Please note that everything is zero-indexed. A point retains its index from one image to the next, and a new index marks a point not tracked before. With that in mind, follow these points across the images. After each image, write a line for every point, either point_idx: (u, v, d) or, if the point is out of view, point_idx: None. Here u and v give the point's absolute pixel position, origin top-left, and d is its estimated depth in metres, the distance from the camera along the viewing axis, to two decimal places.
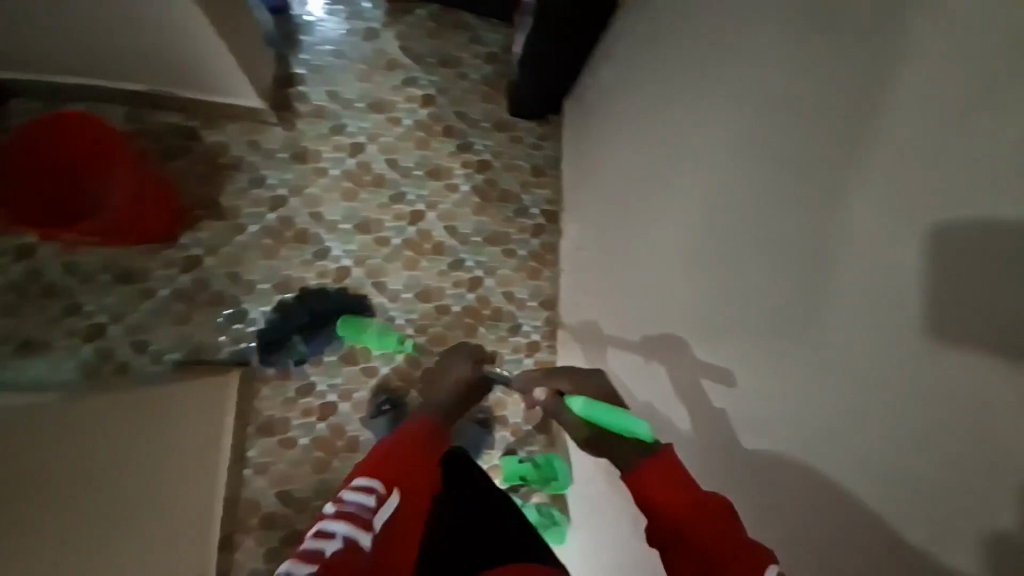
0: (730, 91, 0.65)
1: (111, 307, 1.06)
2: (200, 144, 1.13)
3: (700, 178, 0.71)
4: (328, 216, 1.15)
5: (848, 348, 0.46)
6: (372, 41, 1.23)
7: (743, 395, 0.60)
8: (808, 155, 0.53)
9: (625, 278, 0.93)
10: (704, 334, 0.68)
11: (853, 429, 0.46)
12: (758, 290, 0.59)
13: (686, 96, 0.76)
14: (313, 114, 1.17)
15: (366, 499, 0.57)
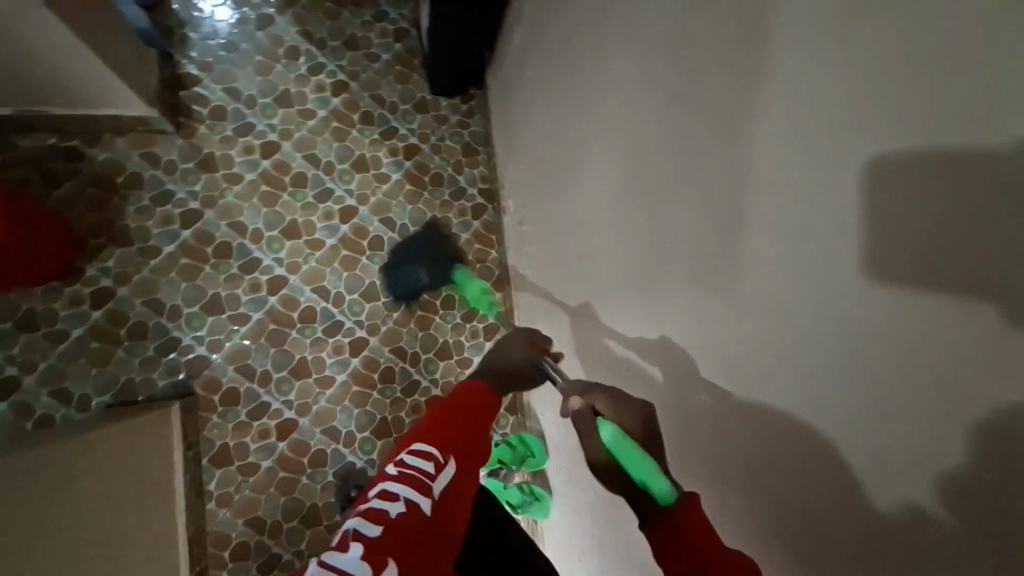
0: (644, 40, 0.65)
1: (16, 358, 0.95)
2: (91, 163, 1.01)
3: (626, 131, 0.71)
4: (251, 226, 1.07)
5: (799, 295, 0.46)
6: (266, 28, 1.13)
7: (715, 356, 0.58)
8: (729, 108, 0.52)
9: (581, 251, 0.88)
10: (663, 295, 0.67)
11: (790, 352, 0.48)
12: (710, 247, 0.57)
13: (602, 49, 0.75)
14: (212, 116, 1.07)
15: (424, 463, 0.56)
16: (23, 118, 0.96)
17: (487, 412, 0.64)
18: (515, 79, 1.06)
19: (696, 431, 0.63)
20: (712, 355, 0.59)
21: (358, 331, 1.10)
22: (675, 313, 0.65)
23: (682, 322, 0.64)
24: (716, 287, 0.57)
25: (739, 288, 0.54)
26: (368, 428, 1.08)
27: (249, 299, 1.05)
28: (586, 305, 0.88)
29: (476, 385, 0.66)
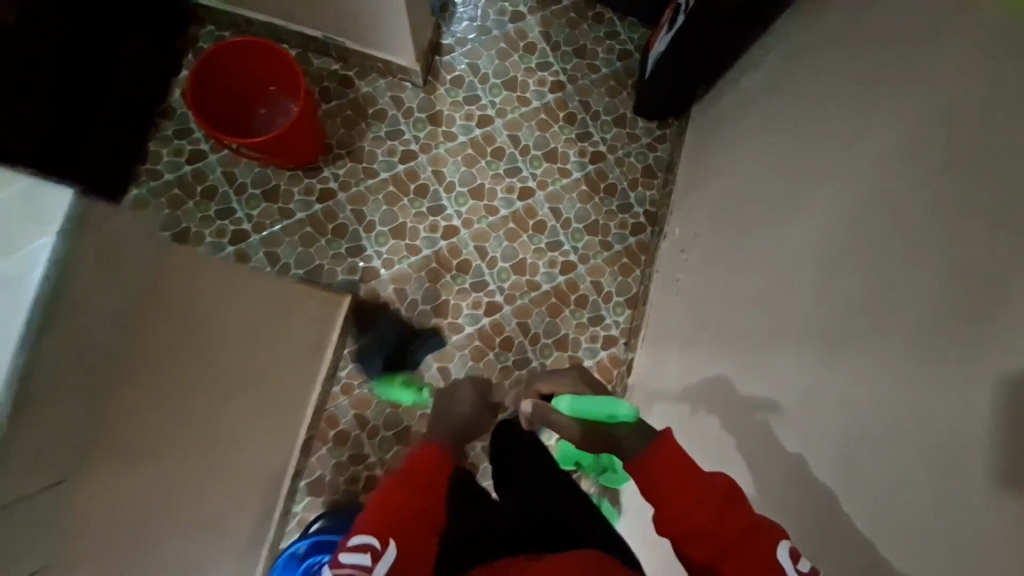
0: (878, 130, 0.62)
1: (254, 218, 1.25)
2: (351, 92, 1.26)
3: (823, 214, 0.69)
4: (447, 177, 1.24)
5: (954, 453, 0.44)
6: (516, 22, 1.27)
7: (835, 465, 0.58)
8: (936, 231, 0.50)
9: (708, 317, 0.94)
10: (798, 383, 0.66)
11: (933, 504, 0.46)
12: (860, 354, 0.57)
13: (826, 125, 0.72)
14: (451, 82, 1.26)
15: (360, 560, 0.61)
16: (323, 44, 1.24)
17: (433, 479, 0.71)
18: (725, 123, 1.05)
19: (804, 531, 0.62)
20: (839, 472, 0.57)
21: (496, 296, 1.22)
22: (809, 408, 0.64)
23: (813, 422, 0.62)
24: (859, 402, 0.56)
25: (889, 418, 0.52)
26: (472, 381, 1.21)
27: (423, 237, 1.24)
28: (716, 356, 0.87)
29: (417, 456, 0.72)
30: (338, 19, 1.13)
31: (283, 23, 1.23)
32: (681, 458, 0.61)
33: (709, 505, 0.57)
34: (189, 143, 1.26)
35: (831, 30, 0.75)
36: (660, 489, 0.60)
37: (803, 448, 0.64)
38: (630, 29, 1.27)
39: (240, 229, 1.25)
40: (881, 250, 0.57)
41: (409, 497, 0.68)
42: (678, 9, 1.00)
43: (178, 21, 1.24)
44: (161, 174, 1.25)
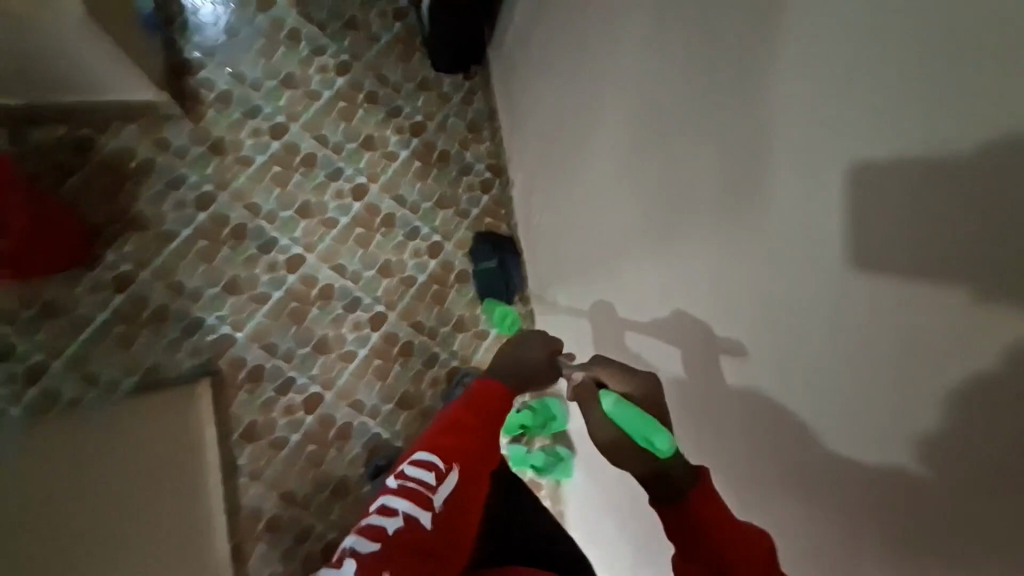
0: (653, 10, 0.64)
1: (42, 345, 0.99)
2: (99, 152, 1.02)
3: (636, 110, 0.72)
4: (263, 208, 1.09)
5: (796, 262, 0.50)
6: (265, 12, 1.12)
7: (711, 315, 0.63)
8: (726, 84, 0.55)
9: (574, 239, 0.97)
10: (667, 264, 0.70)
11: (805, 315, 0.50)
12: (702, 213, 0.62)
13: (609, 24, 0.74)
14: (220, 101, 1.08)
15: (425, 475, 0.59)
16: (31, 107, 0.97)
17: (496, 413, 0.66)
18: (517, 53, 1.05)
19: (709, 403, 0.65)
20: (726, 324, 0.61)
21: (376, 307, 1.13)
22: (687, 282, 0.67)
23: (686, 292, 0.67)
24: (711, 253, 0.61)
25: (753, 255, 0.55)
26: (389, 401, 1.12)
27: (267, 281, 1.08)
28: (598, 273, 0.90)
29: (488, 386, 0.68)
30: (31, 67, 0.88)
31: None
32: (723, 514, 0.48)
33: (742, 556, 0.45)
34: None
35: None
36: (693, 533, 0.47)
37: (690, 321, 0.67)
38: None
39: (29, 365, 0.98)
40: (688, 118, 0.61)
41: (478, 419, 0.65)
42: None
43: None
44: None
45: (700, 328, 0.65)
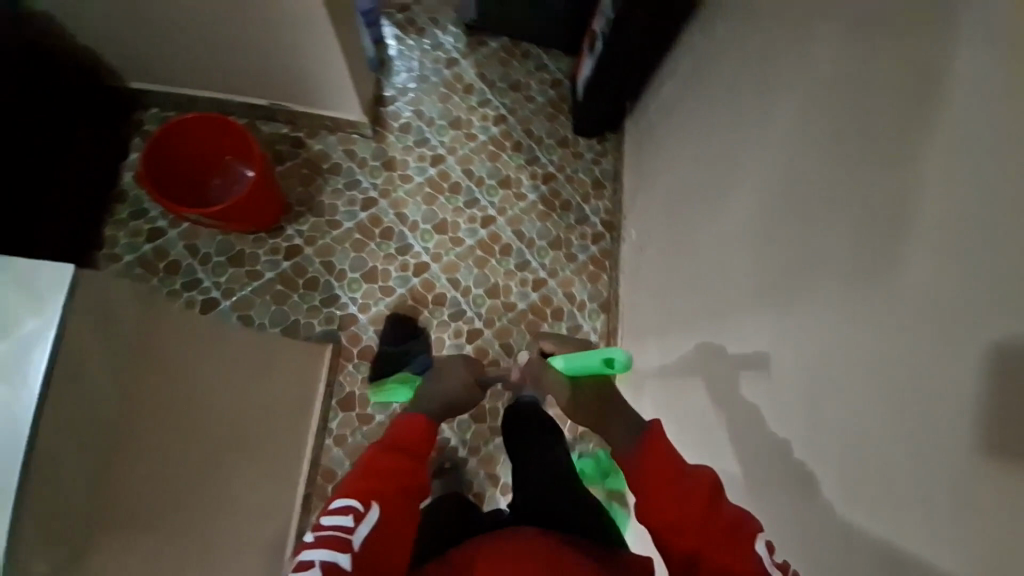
0: (779, 125, 0.70)
1: (221, 285, 1.26)
2: (304, 151, 1.31)
3: (750, 207, 0.76)
4: (409, 217, 1.29)
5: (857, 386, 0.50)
6: (450, 67, 1.34)
7: (774, 407, 0.64)
8: (829, 202, 0.58)
9: (674, 306, 1.00)
10: (749, 350, 0.72)
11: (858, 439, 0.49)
12: (784, 312, 0.64)
13: (743, 126, 0.80)
14: (400, 129, 1.32)
15: (344, 522, 0.58)
16: (270, 110, 1.28)
17: (424, 442, 0.69)
18: (656, 129, 1.14)
19: (758, 501, 0.66)
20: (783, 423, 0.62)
21: (475, 321, 1.25)
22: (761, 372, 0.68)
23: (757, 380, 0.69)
24: (787, 350, 0.63)
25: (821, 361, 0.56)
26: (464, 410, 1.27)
27: (396, 277, 1.27)
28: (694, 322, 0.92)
29: (416, 419, 0.71)
30: (278, 83, 1.17)
31: (230, 98, 1.26)
32: (668, 465, 0.58)
33: (688, 499, 0.55)
34: (145, 221, 1.27)
35: (734, 39, 0.84)
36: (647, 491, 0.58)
37: (755, 409, 0.68)
38: (555, 62, 1.36)
39: (209, 298, 1.25)
40: (791, 223, 0.65)
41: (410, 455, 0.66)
42: (597, 34, 1.11)
43: (117, 109, 1.26)
44: (121, 258, 1.25)
45: (761, 422, 0.67)
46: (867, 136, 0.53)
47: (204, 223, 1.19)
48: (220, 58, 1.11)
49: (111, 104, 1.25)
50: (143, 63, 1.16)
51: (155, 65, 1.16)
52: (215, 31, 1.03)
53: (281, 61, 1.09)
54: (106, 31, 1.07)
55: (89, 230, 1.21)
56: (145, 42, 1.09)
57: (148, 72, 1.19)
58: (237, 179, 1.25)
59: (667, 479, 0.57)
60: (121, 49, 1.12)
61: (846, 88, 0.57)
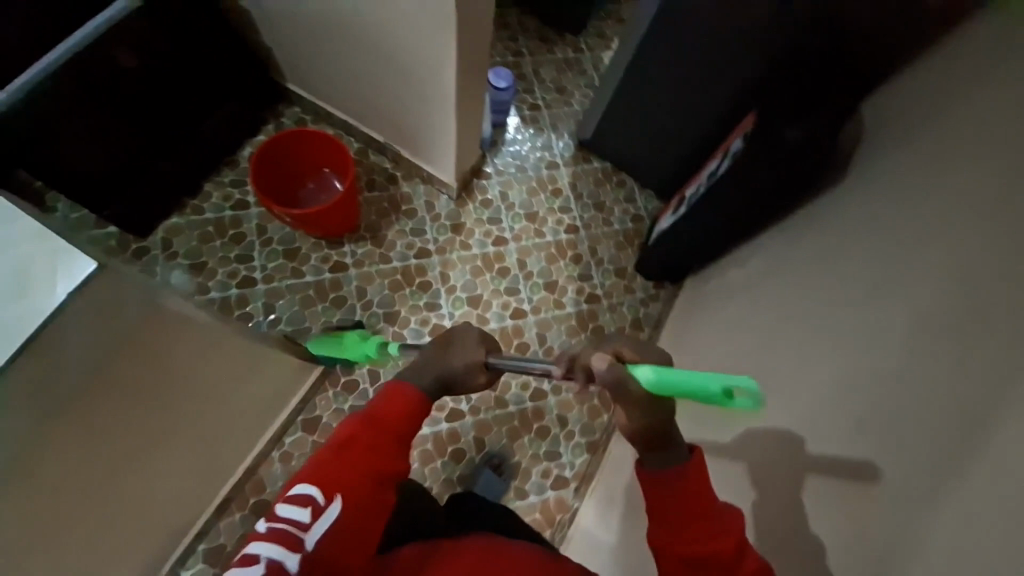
0: (849, 349, 0.66)
1: (267, 270, 1.29)
2: (394, 187, 1.38)
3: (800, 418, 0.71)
4: (452, 279, 1.32)
5: None
6: (550, 168, 1.42)
7: None
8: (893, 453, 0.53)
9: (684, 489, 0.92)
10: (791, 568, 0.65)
11: None
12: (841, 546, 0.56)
13: (808, 333, 0.77)
14: (482, 202, 1.38)
15: (298, 518, 0.62)
16: (383, 147, 1.37)
17: (399, 421, 0.68)
18: (717, 297, 1.13)
19: None
20: None
21: (461, 404, 1.24)
22: None
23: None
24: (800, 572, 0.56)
25: None
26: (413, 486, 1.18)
27: (412, 328, 1.27)
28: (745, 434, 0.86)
29: (394, 393, 0.70)
30: (399, 126, 1.26)
31: (355, 124, 1.36)
32: (705, 490, 0.63)
33: (723, 535, 0.60)
34: (240, 191, 1.33)
35: (827, 244, 0.83)
36: (680, 521, 0.62)
37: None
38: (643, 201, 1.42)
39: (250, 277, 1.28)
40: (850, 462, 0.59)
41: (374, 439, 0.67)
42: (686, 198, 1.17)
43: (268, 98, 1.35)
44: (201, 211, 1.30)
45: None
46: (947, 410, 0.49)
47: (284, 220, 1.26)
48: (357, 92, 1.24)
49: (266, 94, 1.33)
50: (295, 68, 1.28)
51: (309, 74, 1.27)
52: (372, 73, 1.14)
53: (409, 112, 1.19)
54: (284, 37, 1.19)
55: (189, 180, 1.27)
56: (309, 56, 1.20)
57: (298, 75, 1.30)
58: (327, 189, 1.34)
59: (704, 507, 0.62)
60: (284, 50, 1.24)
61: (934, 351, 0.53)
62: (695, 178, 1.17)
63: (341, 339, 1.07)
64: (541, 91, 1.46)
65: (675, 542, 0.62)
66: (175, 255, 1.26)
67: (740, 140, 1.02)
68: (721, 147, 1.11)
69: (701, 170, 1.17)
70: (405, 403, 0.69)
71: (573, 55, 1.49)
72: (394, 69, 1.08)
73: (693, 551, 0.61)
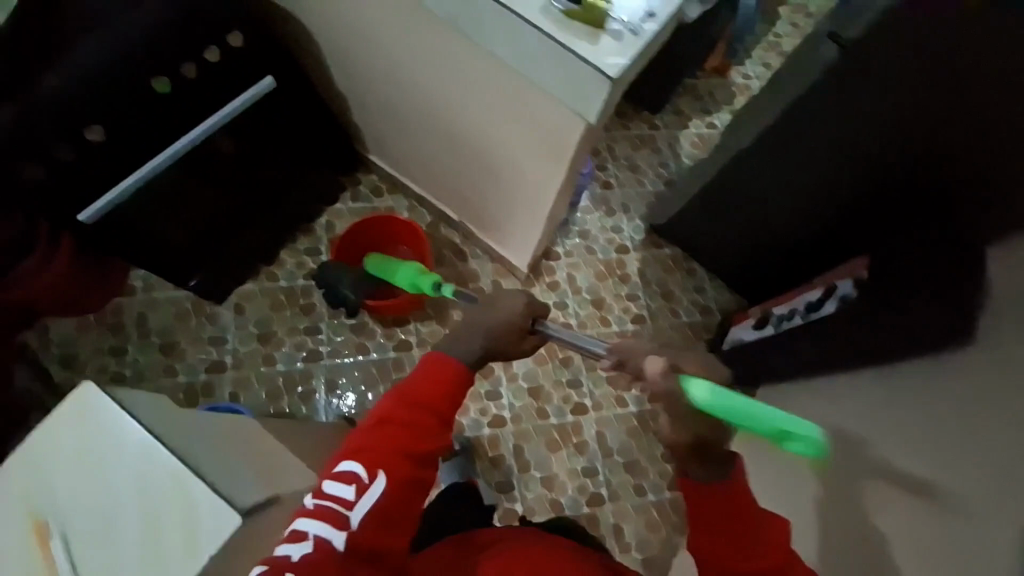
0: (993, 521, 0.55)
1: (332, 343, 1.30)
2: (462, 265, 1.37)
3: None
4: (515, 367, 1.22)
5: None
6: (619, 252, 1.39)
7: None
8: None
9: None
10: None
11: None
12: None
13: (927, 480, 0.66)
14: (548, 285, 1.35)
15: (343, 494, 0.60)
16: (455, 225, 1.38)
17: (444, 390, 0.67)
18: (795, 404, 1.02)
19: None
20: None
21: (514, 504, 1.14)
22: None
23: None
24: None
25: None
26: None
27: (471, 418, 1.19)
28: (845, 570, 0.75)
29: (439, 359, 0.68)
30: (474, 206, 1.23)
31: (429, 200, 1.37)
32: (749, 504, 0.63)
33: (772, 547, 0.62)
34: (313, 260, 1.35)
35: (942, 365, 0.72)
36: (730, 541, 0.62)
37: None
38: (715, 294, 1.37)
39: (315, 350, 1.29)
40: None
41: (418, 413, 0.65)
42: (774, 317, 1.13)
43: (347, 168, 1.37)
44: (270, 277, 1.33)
45: None
46: None
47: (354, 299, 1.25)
48: (434, 174, 1.24)
49: (343, 164, 1.34)
50: (377, 141, 1.28)
51: (392, 150, 1.27)
52: (456, 162, 1.12)
53: (488, 199, 1.15)
54: (368, 116, 1.19)
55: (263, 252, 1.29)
56: (395, 137, 1.20)
57: (383, 150, 1.30)
58: None
59: (751, 519, 0.62)
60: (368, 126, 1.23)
61: None
62: (787, 298, 1.12)
63: (397, 265, 1.14)
64: (615, 168, 1.45)
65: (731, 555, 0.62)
66: (244, 322, 1.30)
67: (849, 282, 0.95)
68: (822, 277, 1.05)
69: (797, 291, 1.11)
70: (446, 376, 0.67)
71: (648, 132, 1.48)
72: (477, 153, 1.02)
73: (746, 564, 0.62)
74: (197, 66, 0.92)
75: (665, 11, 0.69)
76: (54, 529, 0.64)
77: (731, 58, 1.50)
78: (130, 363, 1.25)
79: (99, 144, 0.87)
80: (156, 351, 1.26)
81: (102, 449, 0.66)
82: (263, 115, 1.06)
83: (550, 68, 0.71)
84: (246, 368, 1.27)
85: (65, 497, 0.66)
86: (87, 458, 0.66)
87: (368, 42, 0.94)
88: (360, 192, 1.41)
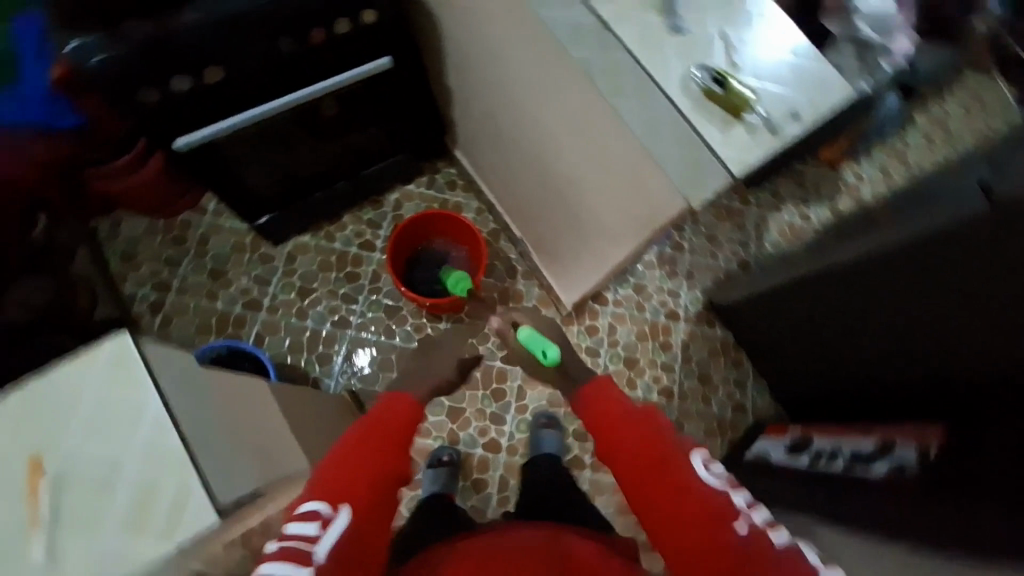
0: None
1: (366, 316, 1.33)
2: (511, 281, 1.37)
3: None
4: (527, 399, 1.23)
5: None
6: (669, 318, 1.34)
7: None
8: None
9: None
10: None
11: None
12: None
13: None
14: (587, 328, 1.33)
15: (309, 529, 0.59)
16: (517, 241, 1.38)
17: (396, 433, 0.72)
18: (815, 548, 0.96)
19: None
20: None
21: None
22: None
23: None
24: None
25: None
26: None
27: (469, 433, 1.20)
28: None
29: (393, 403, 0.76)
30: (541, 233, 1.23)
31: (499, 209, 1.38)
32: (613, 404, 0.77)
33: (641, 428, 0.72)
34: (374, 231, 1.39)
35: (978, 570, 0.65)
36: (616, 448, 0.73)
37: None
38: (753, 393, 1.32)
39: (347, 318, 1.33)
40: None
41: (378, 449, 0.69)
42: (812, 448, 1.05)
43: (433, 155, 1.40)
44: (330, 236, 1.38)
45: None
46: None
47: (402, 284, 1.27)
48: (513, 190, 1.24)
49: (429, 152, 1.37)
50: (469, 140, 1.29)
51: (481, 154, 1.28)
52: (538, 189, 1.11)
53: (558, 234, 1.15)
54: (469, 117, 1.20)
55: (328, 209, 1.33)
56: (489, 146, 1.21)
57: (472, 150, 1.31)
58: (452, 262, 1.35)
59: (617, 413, 0.76)
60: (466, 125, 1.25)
61: None
62: (836, 433, 1.04)
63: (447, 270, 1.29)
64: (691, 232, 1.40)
65: (619, 453, 0.72)
66: (292, 270, 1.35)
67: (913, 451, 0.88)
68: (879, 430, 0.97)
69: (849, 430, 1.02)
70: (395, 415, 0.74)
71: None
72: (562, 185, 1.02)
73: (627, 450, 0.71)
74: (326, 33, 0.94)
75: (813, 119, 0.67)
76: (46, 468, 0.68)
77: (850, 156, 1.31)
78: (179, 277, 1.33)
79: (212, 84, 0.90)
80: (205, 273, 1.34)
81: (118, 408, 0.72)
82: (370, 89, 1.09)
83: (671, 143, 0.69)
84: (279, 313, 1.32)
85: (70, 441, 0.70)
86: (97, 413, 0.71)
87: (494, 57, 0.94)
88: (437, 181, 1.44)
